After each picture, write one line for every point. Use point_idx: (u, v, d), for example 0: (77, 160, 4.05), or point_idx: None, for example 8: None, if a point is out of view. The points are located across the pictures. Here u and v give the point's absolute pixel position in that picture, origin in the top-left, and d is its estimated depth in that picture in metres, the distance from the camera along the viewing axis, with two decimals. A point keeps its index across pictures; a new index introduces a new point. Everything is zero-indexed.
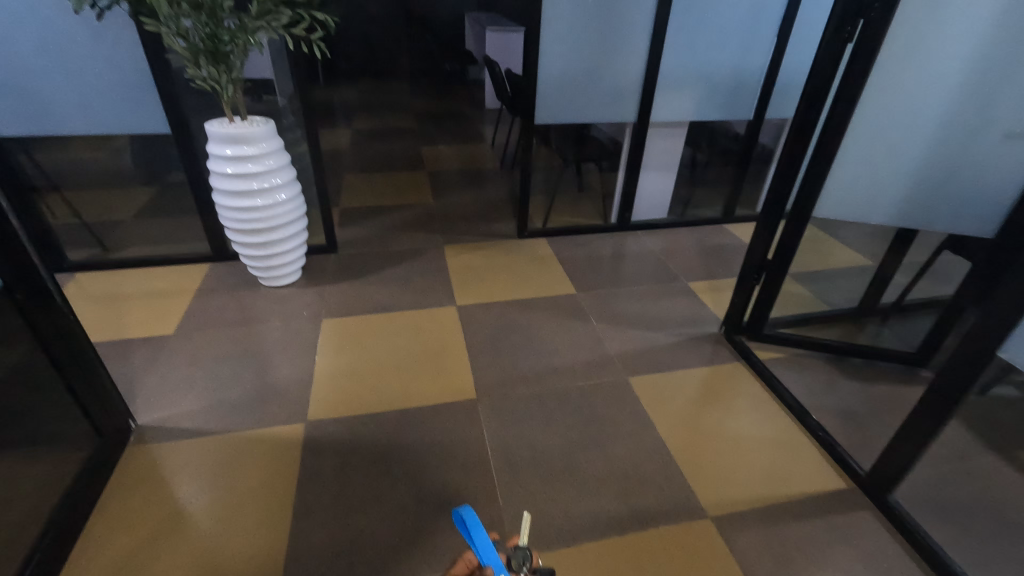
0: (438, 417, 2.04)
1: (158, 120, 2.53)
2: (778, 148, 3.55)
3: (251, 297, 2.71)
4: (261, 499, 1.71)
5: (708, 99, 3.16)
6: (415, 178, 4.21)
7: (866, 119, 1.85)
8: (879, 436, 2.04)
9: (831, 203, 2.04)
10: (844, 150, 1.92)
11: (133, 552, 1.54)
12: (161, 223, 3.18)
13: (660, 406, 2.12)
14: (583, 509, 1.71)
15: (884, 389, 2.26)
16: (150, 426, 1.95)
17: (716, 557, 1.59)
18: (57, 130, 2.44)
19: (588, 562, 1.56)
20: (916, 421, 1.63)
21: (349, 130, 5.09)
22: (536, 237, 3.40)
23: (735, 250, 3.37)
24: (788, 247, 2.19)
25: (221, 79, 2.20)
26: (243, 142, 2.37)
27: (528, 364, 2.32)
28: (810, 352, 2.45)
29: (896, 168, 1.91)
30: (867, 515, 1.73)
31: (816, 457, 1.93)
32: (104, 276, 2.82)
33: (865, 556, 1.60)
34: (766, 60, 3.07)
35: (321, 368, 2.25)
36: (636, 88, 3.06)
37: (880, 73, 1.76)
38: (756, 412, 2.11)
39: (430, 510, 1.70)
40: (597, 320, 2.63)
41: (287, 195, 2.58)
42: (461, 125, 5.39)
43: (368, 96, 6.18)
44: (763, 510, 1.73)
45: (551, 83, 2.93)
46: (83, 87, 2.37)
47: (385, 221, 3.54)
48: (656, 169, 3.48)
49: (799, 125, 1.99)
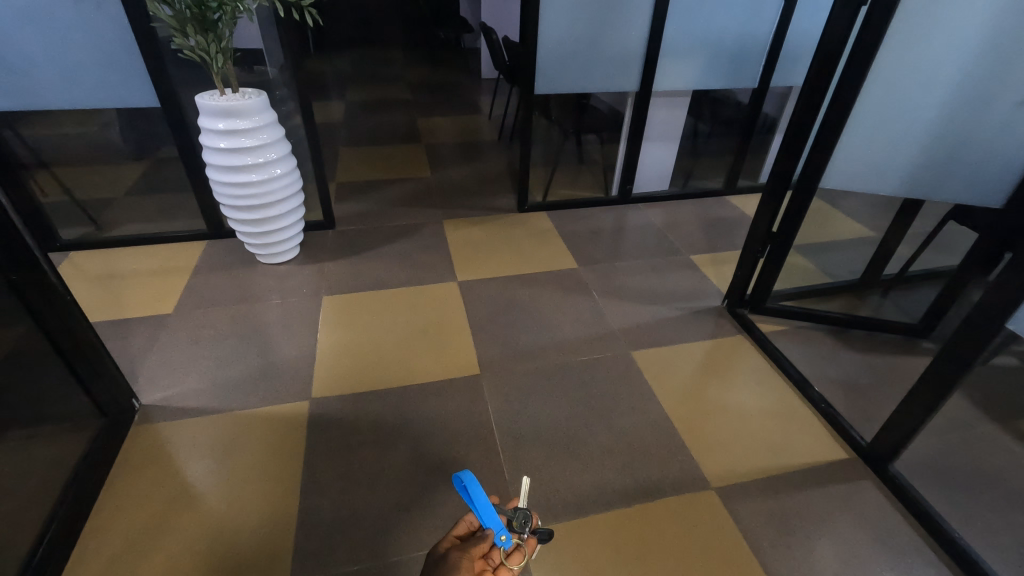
0: (442, 392, 2.04)
1: (146, 93, 2.46)
2: (782, 118, 3.47)
3: (250, 274, 2.68)
4: (269, 476, 1.73)
5: (712, 67, 3.08)
6: (411, 151, 4.12)
7: (877, 87, 1.81)
8: (880, 407, 2.05)
9: (838, 170, 2.02)
10: (853, 118, 1.89)
11: (145, 528, 1.56)
12: (154, 200, 3.12)
13: (663, 380, 2.13)
14: (588, 482, 1.73)
15: (886, 360, 2.27)
16: (155, 405, 1.95)
17: (719, 526, 1.62)
18: (43, 103, 2.36)
19: (593, 534, 1.59)
20: (920, 393, 1.63)
21: (342, 102, 4.96)
22: (536, 211, 3.36)
23: (737, 222, 3.35)
24: (794, 218, 2.17)
25: (209, 49, 2.11)
26: (235, 115, 2.30)
27: (531, 339, 2.31)
28: (813, 324, 2.45)
29: (907, 137, 1.86)
30: (866, 484, 1.76)
31: (817, 428, 1.95)
32: (99, 255, 2.78)
33: (864, 524, 1.64)
34: (773, 26, 2.97)
35: (323, 346, 2.24)
36: (638, 56, 2.97)
37: (894, 38, 1.72)
38: (759, 384, 2.13)
39: (437, 485, 1.72)
40: (600, 294, 2.62)
41: (283, 169, 2.52)
42: (458, 95, 5.26)
43: (362, 67, 6.01)
44: (765, 481, 1.76)
45: (551, 51, 2.84)
46: (67, 59, 2.28)
47: (382, 196, 3.49)
48: (658, 140, 3.41)
49: (810, 90, 1.97)
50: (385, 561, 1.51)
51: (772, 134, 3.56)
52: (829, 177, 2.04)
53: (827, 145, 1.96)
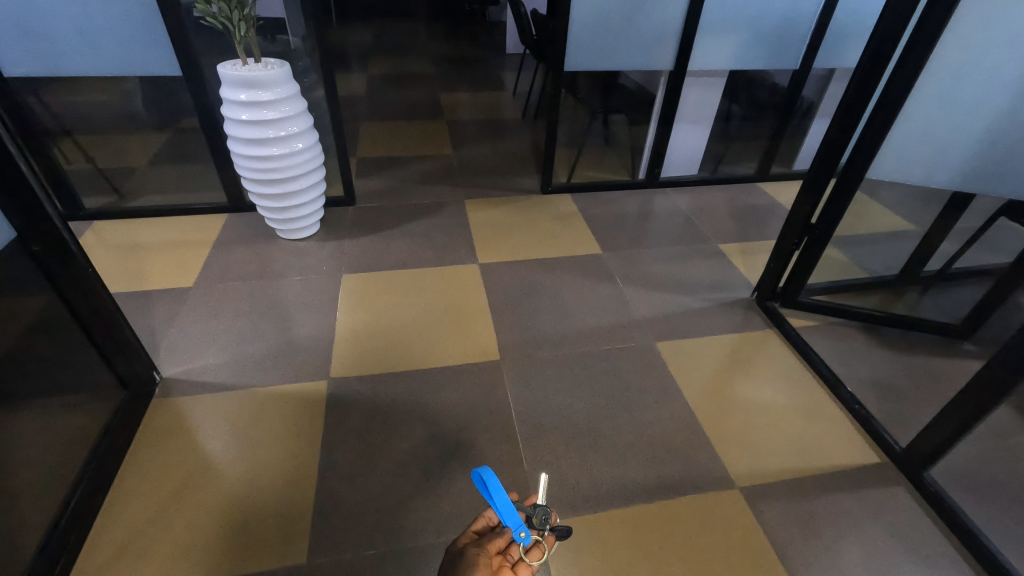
0: (461, 377, 2.01)
1: (169, 62, 2.41)
2: (822, 102, 3.31)
3: (270, 249, 2.65)
4: (287, 454, 1.72)
5: (753, 46, 2.92)
6: (433, 128, 4.03)
7: (939, 72, 1.68)
8: (916, 411, 1.97)
9: (887, 160, 1.90)
10: (909, 105, 1.77)
11: (165, 501, 1.57)
12: (177, 171, 3.10)
13: (688, 373, 2.06)
14: (610, 476, 1.69)
15: (923, 361, 2.18)
16: (175, 379, 1.95)
17: (745, 528, 1.57)
18: (64, 70, 2.33)
19: (615, 530, 1.55)
20: (963, 401, 1.55)
21: (364, 75, 4.88)
22: (560, 193, 3.27)
23: (769, 210, 3.23)
24: (836, 209, 2.05)
25: (232, 16, 2.06)
26: (258, 86, 2.24)
27: (554, 326, 2.26)
28: (845, 320, 2.36)
29: (967, 128, 1.73)
30: (899, 490, 1.69)
31: (849, 430, 1.88)
32: (122, 225, 2.79)
33: (897, 534, 1.57)
34: (820, 4, 2.79)
35: (343, 325, 2.22)
36: (675, 31, 2.82)
37: (962, 20, 1.59)
38: (788, 380, 2.06)
39: (455, 471, 1.69)
40: (624, 282, 2.54)
41: (305, 143, 2.47)
42: (482, 70, 5.14)
43: (385, 38, 5.91)
44: (792, 483, 1.70)
45: (584, 26, 2.71)
46: (89, 24, 2.24)
47: (404, 172, 3.43)
48: (691, 122, 3.28)
49: (863, 74, 1.81)
50: (403, 547, 1.50)
51: (810, 118, 3.41)
52: (878, 166, 1.93)
53: (878, 134, 1.84)
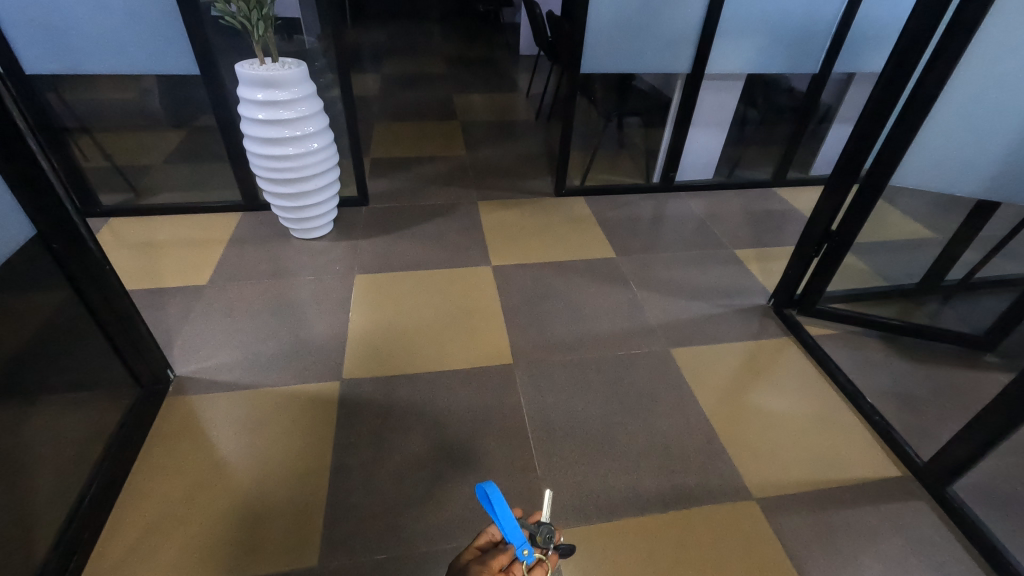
0: (474, 380, 1.99)
1: (186, 61, 2.42)
2: (840, 107, 3.27)
3: (284, 248, 2.66)
4: (299, 455, 1.71)
5: (771, 49, 2.88)
6: (447, 129, 4.03)
7: (965, 80, 1.65)
8: (938, 424, 1.93)
9: (912, 169, 1.85)
10: (936, 114, 1.72)
11: (179, 499, 1.57)
12: (192, 169, 3.12)
13: (704, 381, 2.03)
14: (623, 485, 1.67)
15: (944, 372, 2.14)
16: (188, 377, 1.95)
17: (762, 539, 1.55)
18: (81, 68, 2.35)
19: (628, 541, 1.53)
20: (990, 417, 1.50)
21: (377, 75, 4.90)
22: (573, 196, 3.25)
23: (785, 216, 3.19)
24: (857, 216, 2.00)
25: (251, 15, 2.06)
26: (275, 86, 2.24)
27: (566, 330, 2.24)
28: (863, 329, 2.32)
29: (997, 135, 1.70)
30: (920, 504, 1.65)
31: (869, 442, 1.84)
32: (138, 222, 2.80)
33: (920, 549, 1.54)
34: (843, 6, 2.74)
35: (356, 326, 2.22)
36: (693, 33, 2.79)
37: (992, 27, 1.55)
38: (805, 390, 2.02)
39: (466, 476, 1.67)
40: (639, 287, 2.52)
41: (320, 143, 2.47)
42: (495, 71, 5.14)
43: (399, 39, 5.92)
44: (810, 496, 1.66)
45: (602, 27, 2.69)
46: (107, 23, 2.25)
47: (417, 173, 3.43)
48: (706, 125, 3.25)
49: (889, 81, 1.76)
50: (414, 552, 1.48)
51: (827, 124, 3.37)
52: (903, 176, 1.88)
53: (901, 143, 1.79)
